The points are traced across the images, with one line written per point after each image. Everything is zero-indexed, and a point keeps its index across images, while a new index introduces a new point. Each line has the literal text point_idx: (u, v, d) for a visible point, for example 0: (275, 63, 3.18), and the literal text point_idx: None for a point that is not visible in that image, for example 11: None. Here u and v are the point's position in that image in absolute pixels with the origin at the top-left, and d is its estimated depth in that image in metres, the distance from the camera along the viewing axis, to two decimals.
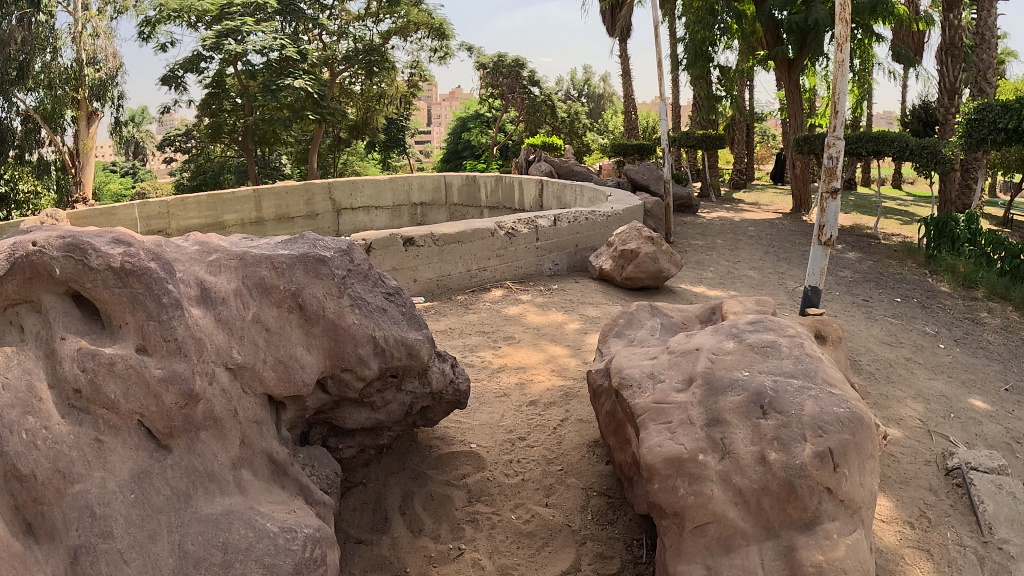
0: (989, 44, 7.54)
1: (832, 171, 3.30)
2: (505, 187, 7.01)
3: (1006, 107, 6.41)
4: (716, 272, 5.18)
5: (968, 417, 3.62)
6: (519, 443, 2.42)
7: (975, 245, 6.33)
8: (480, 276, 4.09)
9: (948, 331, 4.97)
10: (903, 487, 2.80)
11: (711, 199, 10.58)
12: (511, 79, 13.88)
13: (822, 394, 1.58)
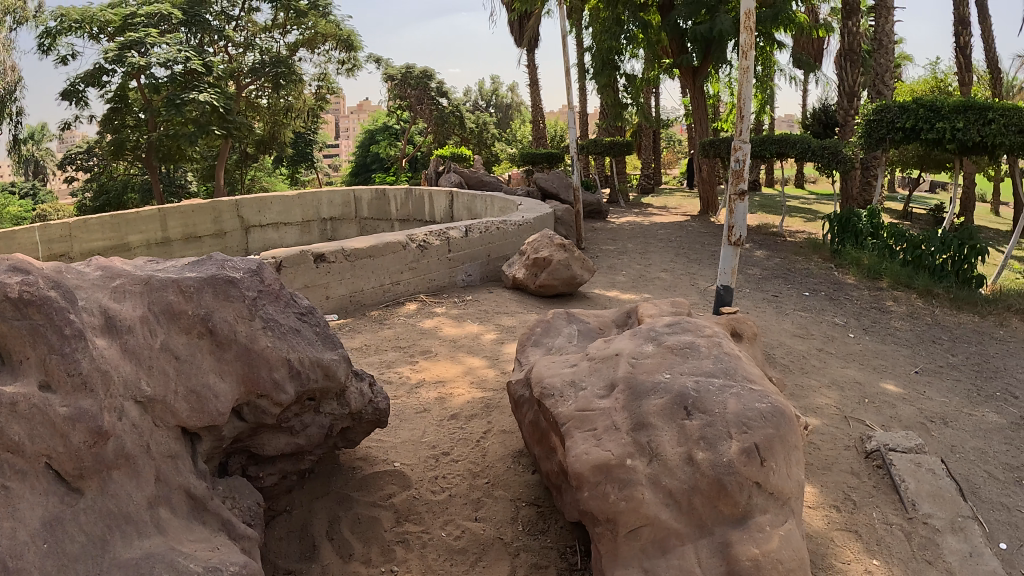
0: (886, 50, 7.92)
1: (740, 174, 3.37)
2: (415, 199, 7.25)
3: (903, 108, 6.75)
4: (628, 276, 5.26)
5: (880, 402, 3.80)
6: (444, 458, 2.38)
7: (877, 238, 6.63)
8: (394, 290, 4.03)
9: (857, 321, 5.17)
10: (828, 473, 3.04)
11: (620, 205, 10.79)
12: (419, 90, 13.78)
13: (744, 390, 1.61)
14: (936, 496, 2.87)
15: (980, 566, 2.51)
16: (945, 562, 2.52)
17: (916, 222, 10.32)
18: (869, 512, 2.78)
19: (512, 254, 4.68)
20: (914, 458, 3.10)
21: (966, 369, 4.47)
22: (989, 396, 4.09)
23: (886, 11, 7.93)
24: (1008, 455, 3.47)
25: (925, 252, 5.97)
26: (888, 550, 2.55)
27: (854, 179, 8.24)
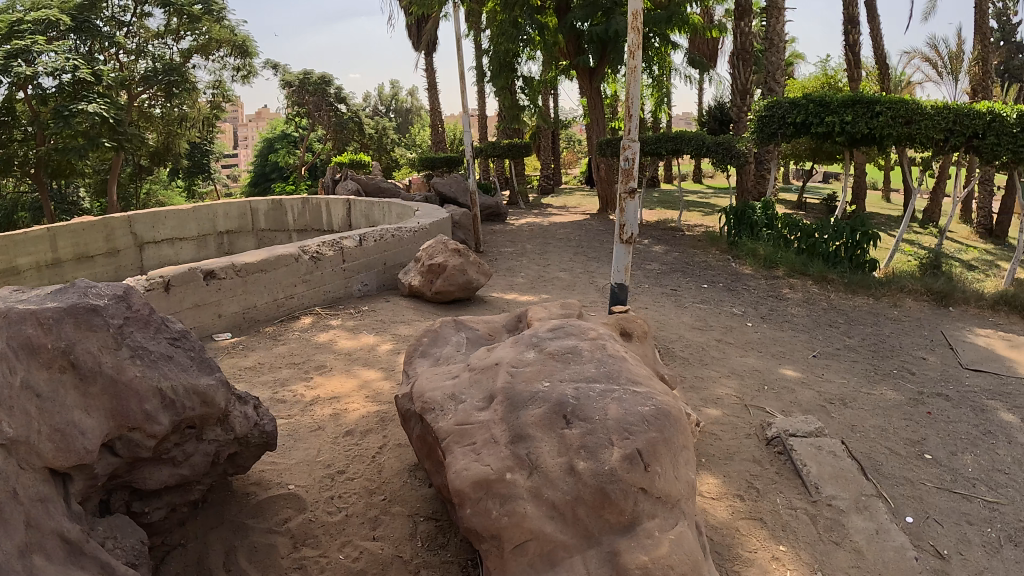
0: (778, 48, 8.13)
1: (629, 173, 3.42)
2: (312, 208, 7.45)
3: (794, 104, 7.13)
4: (528, 277, 5.25)
5: (780, 387, 3.89)
6: (339, 477, 2.31)
7: (772, 228, 6.86)
8: (288, 304, 3.95)
9: (755, 309, 5.28)
10: (731, 462, 3.09)
11: (520, 206, 10.95)
12: (317, 96, 13.67)
13: (628, 395, 1.62)
14: (838, 478, 2.94)
15: (887, 542, 2.58)
16: (852, 541, 2.57)
17: (809, 212, 10.71)
18: (773, 498, 2.82)
19: (404, 260, 4.72)
20: (815, 442, 3.18)
21: (858, 351, 4.62)
22: (885, 375, 4.25)
23: (777, 11, 8.15)
24: (902, 429, 3.60)
25: (818, 241, 6.26)
26: (794, 534, 2.60)
27: (748, 174, 8.51)
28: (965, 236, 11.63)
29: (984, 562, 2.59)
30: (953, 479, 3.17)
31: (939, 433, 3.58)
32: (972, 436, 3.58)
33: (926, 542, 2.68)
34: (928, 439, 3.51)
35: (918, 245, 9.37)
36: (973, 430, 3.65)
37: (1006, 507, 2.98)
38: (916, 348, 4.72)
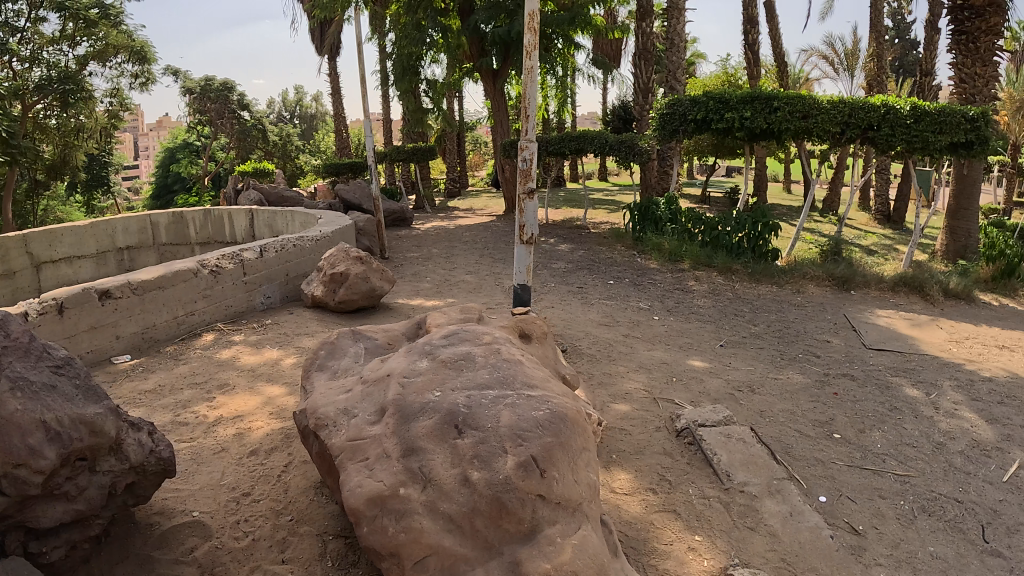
0: (678, 48, 8.52)
1: (528, 173, 3.52)
2: (214, 221, 7.40)
3: (694, 102, 7.71)
4: (433, 282, 5.28)
5: (688, 377, 3.98)
6: (244, 500, 2.26)
7: (676, 223, 7.04)
8: (188, 321, 3.86)
9: (661, 303, 5.40)
10: (642, 456, 3.13)
11: (426, 209, 11.05)
12: (219, 103, 13.49)
13: (521, 400, 1.67)
14: (748, 464, 3.02)
15: (801, 523, 2.67)
16: (766, 525, 2.65)
17: (714, 206, 11.15)
18: (685, 489, 2.87)
19: (305, 271, 4.75)
20: (723, 431, 3.26)
21: (760, 338, 4.79)
22: (792, 359, 4.41)
23: (677, 12, 8.38)
24: (810, 411, 3.73)
25: (721, 233, 6.49)
26: (708, 523, 2.65)
27: (651, 169, 8.94)
28: (864, 222, 12.28)
29: (898, 534, 2.71)
30: (863, 456, 3.30)
31: (845, 413, 3.73)
32: (873, 412, 3.76)
33: (841, 518, 2.78)
34: (836, 419, 3.64)
35: (817, 233, 9.86)
36: (879, 407, 3.83)
37: (915, 479, 3.13)
38: (819, 333, 4.93)
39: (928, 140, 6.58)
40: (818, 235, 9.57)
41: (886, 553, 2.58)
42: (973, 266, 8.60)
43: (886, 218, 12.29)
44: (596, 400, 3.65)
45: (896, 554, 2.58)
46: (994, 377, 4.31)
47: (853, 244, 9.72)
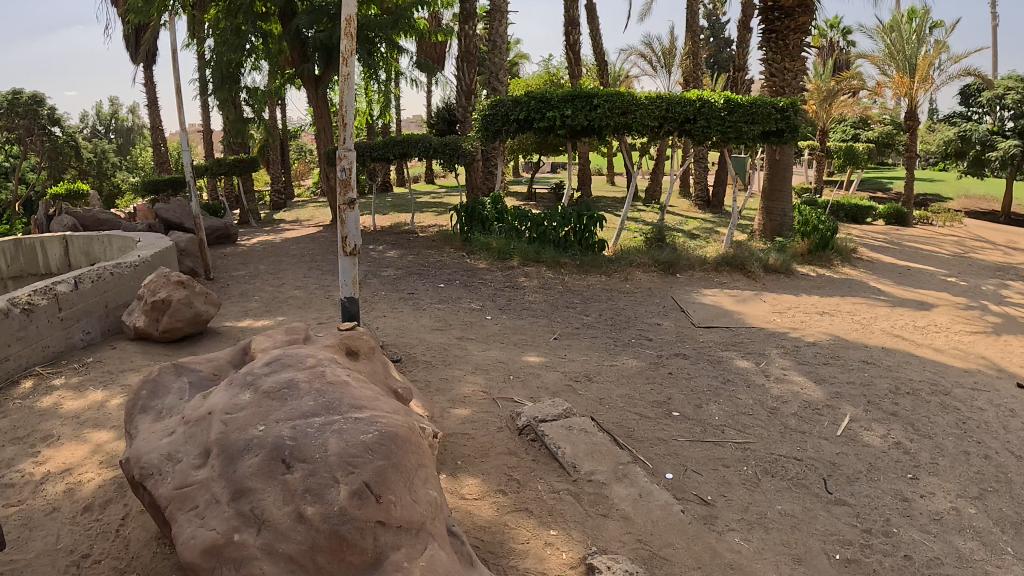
0: (499, 47, 10.40)
1: (345, 180, 4.48)
2: (27, 251, 6.85)
3: (514, 103, 9.57)
4: (260, 300, 6.72)
5: (523, 374, 4.73)
6: (85, 563, 2.15)
7: (502, 221, 9.16)
8: (3, 367, 3.65)
9: (490, 303, 6.72)
10: (483, 462, 3.43)
11: (254, 225, 13.28)
12: (28, 119, 12.53)
13: (348, 422, 2.05)
14: (588, 455, 3.44)
15: (652, 502, 3.13)
16: (617, 509, 3.05)
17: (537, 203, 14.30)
18: (534, 487, 3.20)
19: (124, 300, 4.66)
20: (559, 424, 3.72)
21: (587, 331, 6.00)
22: (625, 345, 5.62)
23: (500, 13, 10.04)
24: (650, 395, 4.58)
25: (544, 230, 8.59)
26: (560, 517, 2.98)
27: (477, 168, 11.28)
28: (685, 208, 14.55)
29: (748, 500, 3.40)
30: (704, 429, 4.16)
31: (684, 393, 4.69)
32: (700, 388, 4.81)
33: (691, 492, 3.42)
34: (674, 398, 4.55)
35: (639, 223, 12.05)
36: (717, 382, 4.96)
37: (759, 444, 4.03)
38: (651, 315, 6.55)
39: (739, 128, 8.86)
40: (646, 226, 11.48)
41: (738, 519, 3.22)
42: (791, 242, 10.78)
43: (706, 202, 14.63)
44: (438, 408, 4.04)
45: (749, 517, 3.25)
46: (817, 342, 6.12)
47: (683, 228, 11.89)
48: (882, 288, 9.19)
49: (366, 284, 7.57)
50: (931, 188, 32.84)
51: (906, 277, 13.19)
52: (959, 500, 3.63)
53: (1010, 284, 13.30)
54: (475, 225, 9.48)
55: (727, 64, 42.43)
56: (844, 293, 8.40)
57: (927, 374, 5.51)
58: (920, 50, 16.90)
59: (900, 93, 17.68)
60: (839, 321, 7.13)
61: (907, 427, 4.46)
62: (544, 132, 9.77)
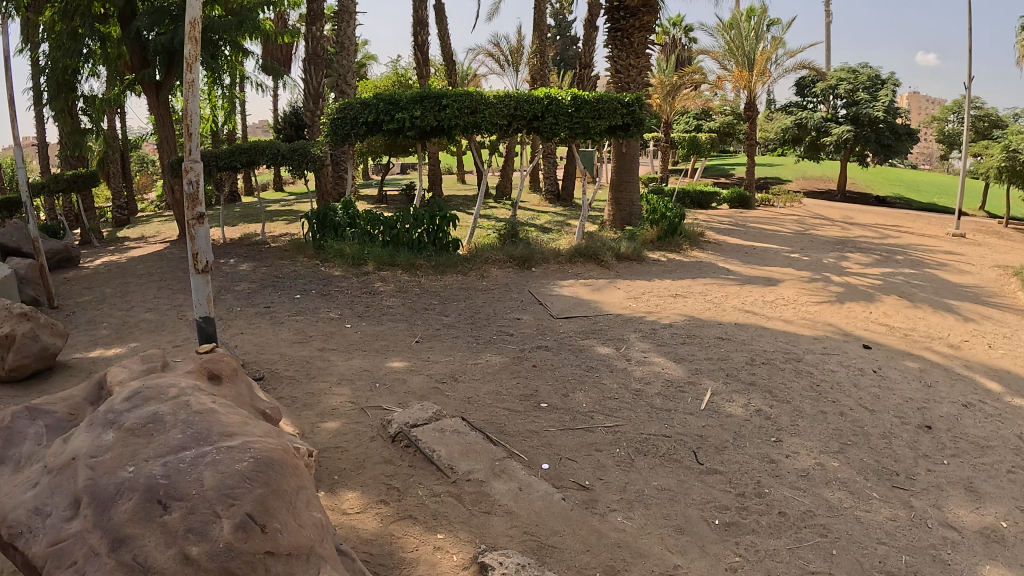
0: (343, 55, 14.49)
1: (194, 194, 5.13)
2: None
3: (364, 107, 12.23)
4: (110, 328, 6.95)
5: (388, 381, 6.21)
6: None
7: (355, 228, 11.60)
8: None
9: (348, 312, 8.45)
10: (360, 477, 4.44)
11: (97, 243, 13.35)
12: None
13: (220, 455, 2.37)
14: (461, 455, 4.68)
15: (532, 493, 4.34)
16: (500, 507, 4.15)
17: (389, 203, 19.72)
18: (415, 492, 4.27)
19: None
20: (430, 428, 4.97)
21: (449, 332, 7.91)
22: (486, 344, 7.52)
23: (344, 22, 14.39)
24: (515, 389, 6.28)
25: (391, 235, 11.11)
26: (444, 519, 4.00)
27: (329, 176, 15.13)
28: (538, 202, 19.88)
29: (623, 480, 4.88)
30: (571, 417, 5.82)
31: (546, 383, 6.48)
32: (560, 376, 6.71)
33: (568, 479, 4.80)
34: (538, 392, 6.26)
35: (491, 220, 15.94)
36: (577, 369, 6.92)
37: (625, 426, 5.76)
38: (511, 312, 8.80)
39: (587, 122, 12.12)
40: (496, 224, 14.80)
41: (615, 498, 4.63)
42: (641, 230, 13.62)
43: (555, 196, 19.98)
44: (310, 423, 5.18)
45: (625, 495, 4.68)
46: (672, 323, 8.68)
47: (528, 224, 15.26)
48: (733, 270, 12.38)
49: (223, 304, 8.72)
50: (773, 171, 36.09)
51: (759, 257, 14.02)
52: (820, 454, 5.63)
53: (847, 257, 14.87)
54: (327, 232, 11.79)
55: (572, 61, 52.19)
56: (693, 281, 11.17)
57: (777, 345, 8.26)
58: (756, 46, 22.02)
59: (739, 85, 22.93)
60: (687, 301, 9.86)
61: (766, 394, 6.72)
62: (389, 134, 12.37)
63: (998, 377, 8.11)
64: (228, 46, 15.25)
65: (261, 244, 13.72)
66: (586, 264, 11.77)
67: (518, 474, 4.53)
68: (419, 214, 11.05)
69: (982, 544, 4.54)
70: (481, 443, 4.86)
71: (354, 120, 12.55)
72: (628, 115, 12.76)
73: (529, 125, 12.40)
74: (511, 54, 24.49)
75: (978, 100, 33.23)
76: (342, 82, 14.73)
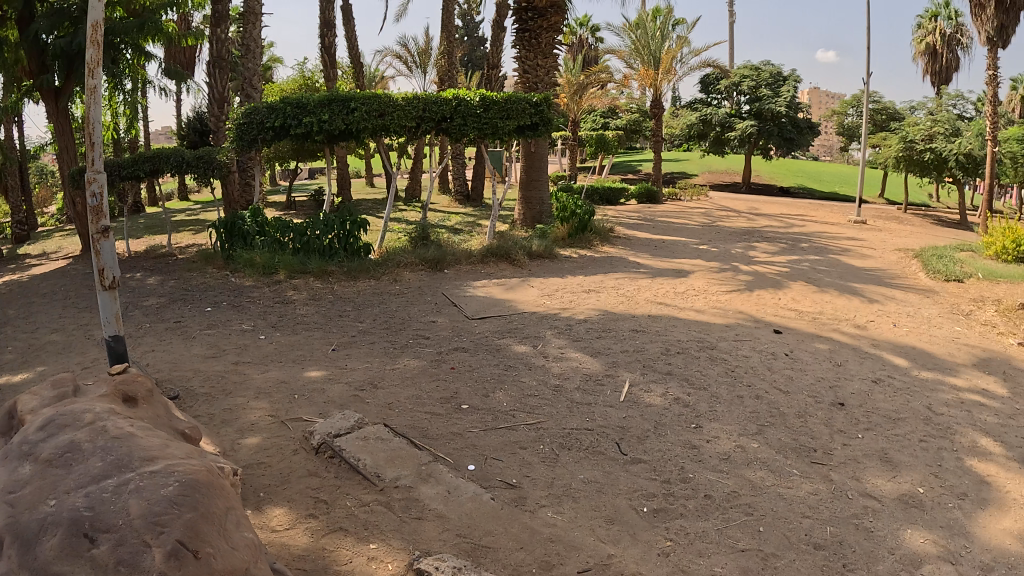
0: (248, 57, 14.33)
1: (98, 207, 4.98)
2: None
3: (270, 111, 12.10)
4: (13, 352, 6.67)
5: (308, 392, 6.13)
6: None
7: (262, 235, 11.39)
8: None
9: (262, 322, 8.31)
10: (287, 492, 4.37)
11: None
12: None
13: (143, 482, 2.32)
14: (387, 463, 4.67)
15: (461, 495, 4.36)
16: (430, 512, 4.15)
17: (299, 209, 19.62)
18: (343, 504, 4.24)
19: None
20: (353, 437, 4.94)
21: (365, 338, 7.85)
22: (404, 348, 7.51)
23: (249, 22, 14.23)
24: (434, 392, 6.29)
25: (301, 242, 11.03)
26: (376, 528, 3.98)
27: (235, 183, 14.86)
28: (448, 203, 20.23)
29: (549, 476, 4.94)
30: (495, 417, 5.87)
31: (465, 385, 6.49)
32: (478, 377, 6.72)
33: (495, 478, 4.84)
34: (459, 394, 6.29)
35: (402, 224, 15.91)
36: (496, 369, 6.97)
37: (546, 422, 5.83)
38: (426, 315, 8.77)
39: (497, 123, 12.25)
40: (406, 228, 14.84)
41: (543, 494, 4.69)
42: (551, 228, 13.77)
43: (465, 196, 20.29)
44: (231, 440, 5.08)
45: (552, 491, 4.74)
46: (587, 318, 8.81)
47: (438, 226, 15.27)
48: (641, 263, 12.70)
49: (131, 320, 8.46)
50: (680, 166, 36.95)
51: (667, 249, 14.44)
52: (740, 437, 5.83)
53: (754, 247, 15.35)
54: (235, 240, 11.48)
55: (480, 61, 52.96)
56: (606, 277, 11.29)
57: (692, 334, 8.48)
58: (662, 45, 22.60)
59: (643, 82, 23.41)
60: (600, 296, 10.04)
61: (682, 383, 6.90)
62: (296, 137, 12.35)
63: (902, 354, 8.50)
64: (130, 50, 15.00)
65: (167, 256, 13.32)
66: (499, 263, 11.86)
67: (445, 477, 4.55)
68: (329, 219, 11.00)
69: (902, 510, 4.85)
70: (406, 449, 4.87)
71: (261, 124, 12.38)
72: (535, 114, 12.91)
73: (438, 126, 12.40)
74: (419, 56, 24.48)
75: (872, 94, 34.78)
76: (246, 85, 14.21)
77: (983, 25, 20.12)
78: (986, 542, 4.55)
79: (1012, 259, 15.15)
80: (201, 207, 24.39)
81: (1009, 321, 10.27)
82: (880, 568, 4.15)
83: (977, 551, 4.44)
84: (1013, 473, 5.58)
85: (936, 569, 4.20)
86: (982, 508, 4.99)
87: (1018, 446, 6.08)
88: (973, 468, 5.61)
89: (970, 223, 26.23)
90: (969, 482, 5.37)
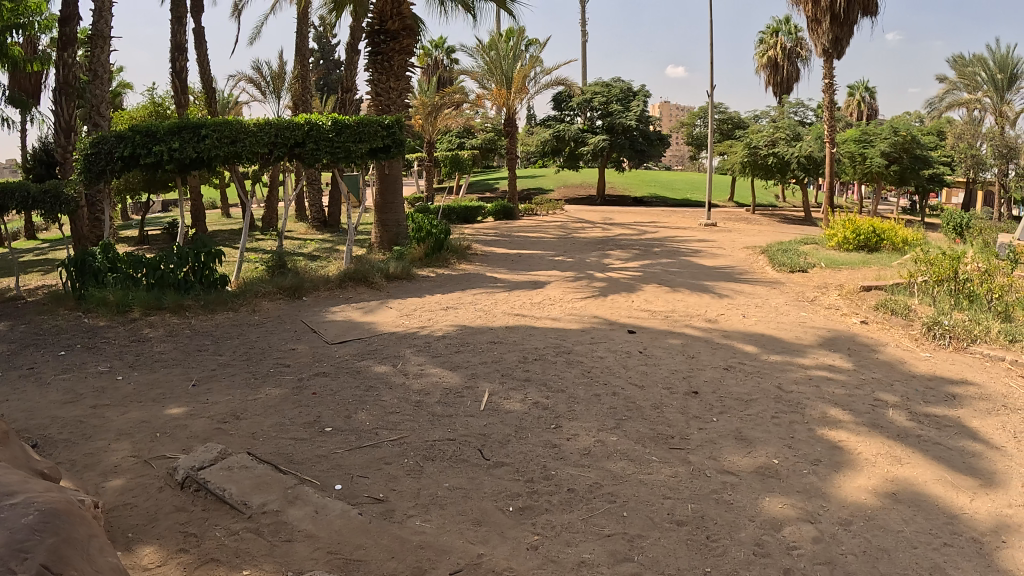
0: (99, 80, 13.96)
1: None
2: None
3: (119, 141, 11.84)
4: None
5: (167, 430, 6.10)
6: None
7: (111, 272, 11.12)
8: None
9: (117, 364, 8.14)
10: (156, 528, 4.42)
11: None
12: None
13: (4, 513, 2.44)
14: (252, 490, 4.78)
15: (335, 513, 4.56)
16: (300, 532, 4.31)
17: (151, 243, 19.10)
18: (212, 534, 4.33)
19: None
20: (217, 468, 5.03)
21: (225, 371, 7.84)
22: (265, 378, 7.54)
23: (99, 42, 13.99)
24: (297, 418, 6.40)
25: (159, 275, 10.78)
26: (247, 555, 4.10)
27: (83, 218, 14.34)
28: (305, 230, 20.21)
29: (415, 487, 5.17)
30: (361, 435, 6.06)
31: (328, 408, 6.64)
32: (340, 400, 6.85)
33: (362, 495, 5.01)
34: (325, 418, 6.42)
35: (258, 254, 15.82)
36: (357, 391, 7.12)
37: (409, 436, 6.05)
38: (286, 344, 8.81)
39: (350, 147, 12.40)
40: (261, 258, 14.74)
41: (410, 505, 4.91)
42: (409, 249, 13.96)
43: (320, 223, 20.24)
44: (93, 483, 5.04)
45: (419, 501, 4.97)
46: (446, 334, 9.09)
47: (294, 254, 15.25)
48: (499, 278, 13.10)
49: None
50: (537, 182, 38.00)
51: (523, 263, 14.88)
52: (598, 433, 6.21)
53: (607, 255, 16.04)
54: (87, 279, 11.08)
55: (334, 84, 53.56)
56: (464, 293, 11.60)
57: (549, 340, 8.90)
58: (514, 65, 23.34)
59: (497, 102, 24.11)
60: (460, 312, 10.32)
61: (540, 388, 7.23)
62: (146, 167, 12.09)
63: (751, 341, 9.17)
64: None
65: (16, 299, 12.77)
66: (358, 287, 12.00)
67: (312, 498, 4.71)
68: (183, 252, 10.89)
69: (759, 481, 5.35)
70: (270, 475, 5.00)
71: (110, 154, 12.08)
72: (387, 137, 13.05)
73: (290, 151, 12.44)
74: (273, 80, 24.28)
75: (717, 106, 36.88)
76: (94, 112, 13.63)
77: (819, 38, 21.82)
78: (841, 500, 5.11)
79: (852, 248, 16.44)
80: (49, 245, 23.34)
81: (848, 303, 11.21)
82: (741, 536, 4.59)
83: (833, 508, 4.98)
84: (861, 436, 6.21)
85: (791, 530, 4.67)
86: (835, 470, 5.57)
87: (864, 413, 6.76)
88: (824, 435, 6.21)
89: (813, 220, 28.12)
90: (821, 448, 5.96)
